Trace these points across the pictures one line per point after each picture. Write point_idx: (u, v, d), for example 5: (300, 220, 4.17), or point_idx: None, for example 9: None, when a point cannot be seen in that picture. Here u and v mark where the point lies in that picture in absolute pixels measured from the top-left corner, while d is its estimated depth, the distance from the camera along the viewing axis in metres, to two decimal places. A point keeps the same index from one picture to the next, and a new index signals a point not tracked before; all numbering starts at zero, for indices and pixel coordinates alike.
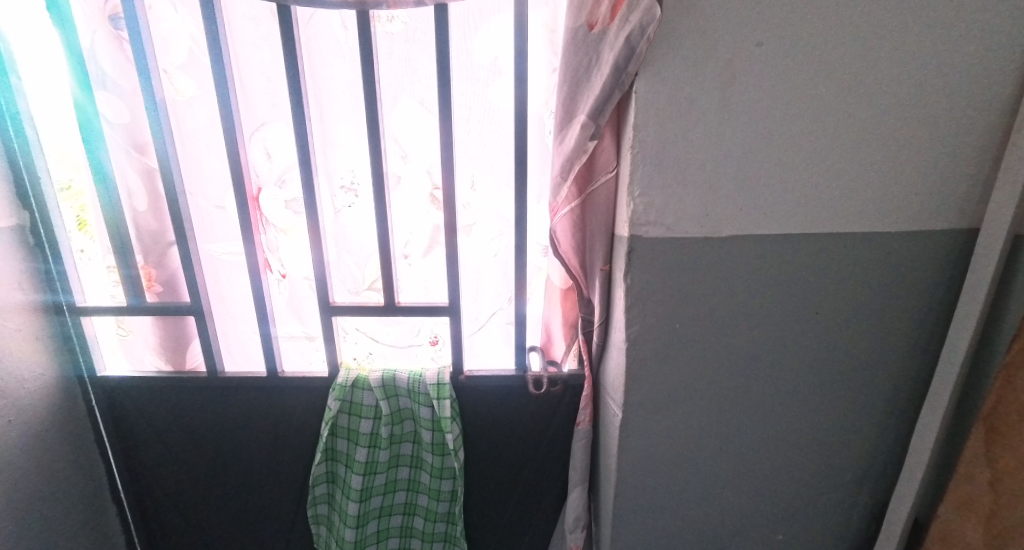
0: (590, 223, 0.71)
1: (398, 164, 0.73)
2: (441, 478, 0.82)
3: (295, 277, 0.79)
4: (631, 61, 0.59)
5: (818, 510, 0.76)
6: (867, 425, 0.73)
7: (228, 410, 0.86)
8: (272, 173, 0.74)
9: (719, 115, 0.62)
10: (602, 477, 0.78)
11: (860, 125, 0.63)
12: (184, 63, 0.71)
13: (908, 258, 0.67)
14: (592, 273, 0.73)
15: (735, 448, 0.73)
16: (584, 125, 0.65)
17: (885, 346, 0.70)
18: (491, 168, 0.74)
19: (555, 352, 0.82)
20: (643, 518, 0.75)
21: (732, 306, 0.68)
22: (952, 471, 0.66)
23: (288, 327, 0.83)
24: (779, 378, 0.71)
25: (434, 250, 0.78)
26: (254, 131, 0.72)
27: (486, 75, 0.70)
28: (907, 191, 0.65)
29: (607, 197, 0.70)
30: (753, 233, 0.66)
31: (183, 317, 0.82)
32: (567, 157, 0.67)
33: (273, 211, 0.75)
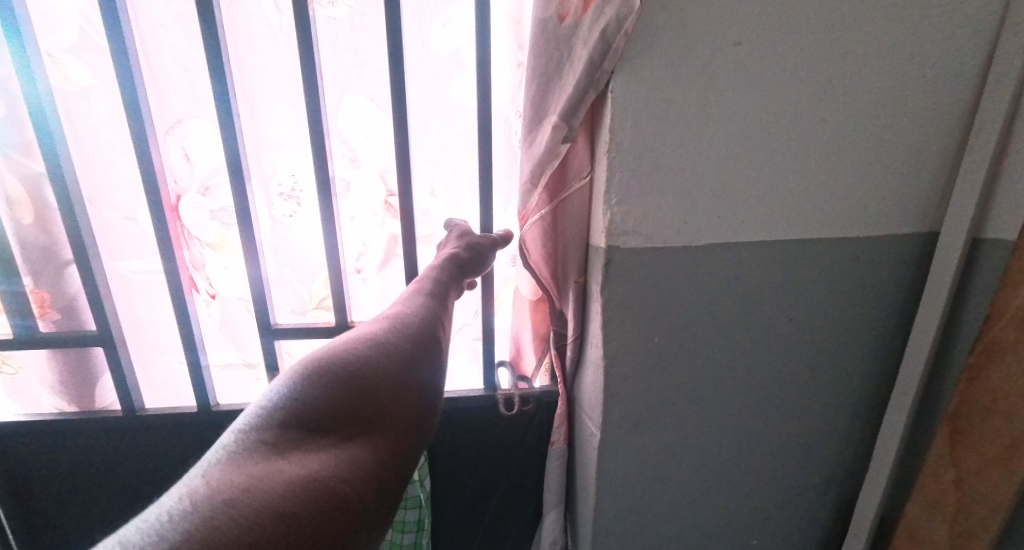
0: (562, 232, 0.67)
1: (347, 168, 0.64)
2: (407, 509, 0.73)
3: (228, 297, 0.69)
4: (607, 57, 0.54)
5: (790, 512, 0.76)
6: (835, 427, 0.73)
7: (153, 450, 0.74)
8: (193, 178, 0.63)
9: (699, 117, 0.58)
10: (577, 497, 0.75)
11: (831, 130, 0.62)
12: (74, 45, 0.58)
13: (874, 262, 0.68)
14: (567, 285, 0.68)
15: (711, 458, 0.72)
16: (555, 126, 0.59)
17: (852, 350, 0.71)
18: (452, 172, 0.67)
19: (525, 366, 0.76)
20: (622, 536, 0.72)
21: (709, 316, 0.66)
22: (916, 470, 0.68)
23: (222, 354, 0.74)
24: (753, 387, 0.70)
25: (391, 263, 0.70)
26: (169, 129, 0.61)
27: (445, 68, 0.62)
28: (875, 195, 0.65)
29: (581, 204, 0.65)
30: (730, 240, 0.64)
31: (90, 349, 0.70)
32: (538, 161, 0.61)
33: (198, 223, 0.65)
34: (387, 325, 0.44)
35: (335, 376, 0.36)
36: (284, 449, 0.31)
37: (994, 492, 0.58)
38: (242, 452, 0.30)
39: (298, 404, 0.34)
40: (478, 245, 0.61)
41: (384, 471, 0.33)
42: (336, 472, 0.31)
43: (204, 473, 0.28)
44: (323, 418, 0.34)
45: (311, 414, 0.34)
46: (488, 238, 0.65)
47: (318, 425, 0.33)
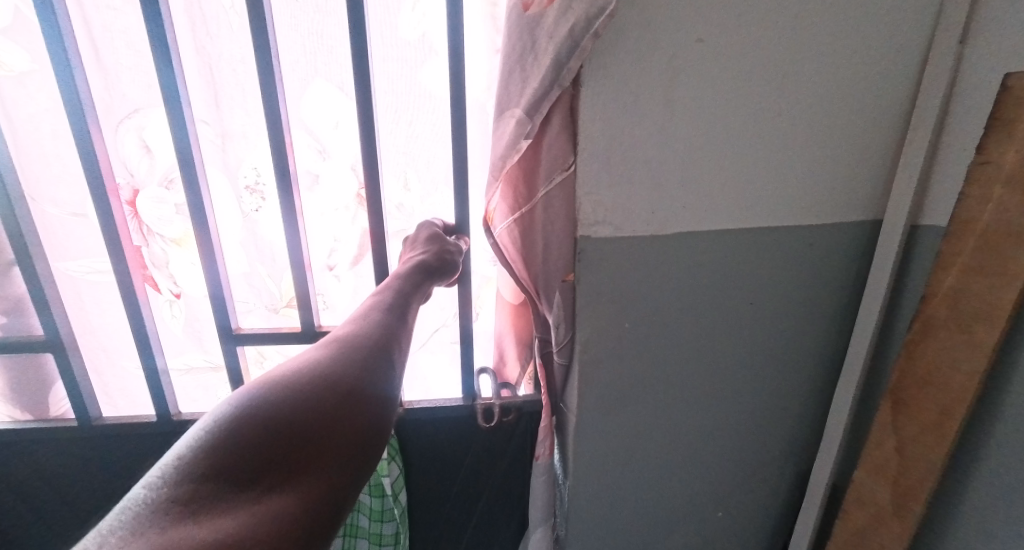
0: (535, 226, 0.66)
1: (316, 161, 0.63)
2: (383, 521, 0.74)
3: (192, 295, 0.67)
4: (574, 54, 0.54)
5: (751, 486, 0.81)
6: (791, 403, 0.78)
7: (113, 459, 0.71)
8: (153, 171, 0.60)
9: (665, 109, 0.60)
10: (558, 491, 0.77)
11: (786, 125, 0.65)
12: (6, 26, 0.53)
13: (826, 248, 0.72)
14: (548, 281, 0.67)
15: (681, 437, 0.76)
16: (518, 122, 0.59)
17: (806, 331, 0.75)
18: (424, 165, 0.66)
19: (509, 374, 0.77)
20: (598, 511, 0.76)
21: (677, 302, 0.69)
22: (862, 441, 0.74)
23: (185, 356, 0.72)
24: (718, 368, 0.74)
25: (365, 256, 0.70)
26: (122, 118, 0.58)
27: (416, 54, 0.61)
28: (826, 185, 0.69)
29: (564, 199, 0.63)
30: (694, 230, 0.67)
31: (40, 355, 0.66)
32: (500, 155, 0.60)
33: (158, 217, 0.62)
34: (333, 354, 0.43)
35: (268, 420, 0.34)
36: (202, 502, 0.29)
37: (930, 456, 0.64)
38: (151, 506, 0.28)
39: (262, 403, 0.35)
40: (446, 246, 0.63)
41: (313, 522, 0.31)
42: (259, 528, 0.28)
43: (109, 531, 0.26)
44: (249, 467, 0.32)
45: (241, 461, 0.32)
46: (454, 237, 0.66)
47: (243, 473, 0.31)
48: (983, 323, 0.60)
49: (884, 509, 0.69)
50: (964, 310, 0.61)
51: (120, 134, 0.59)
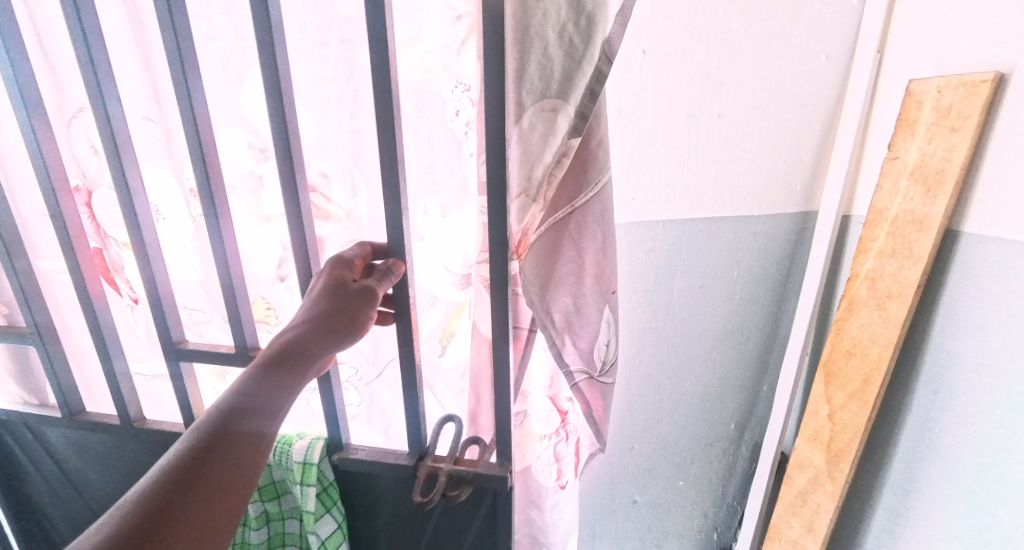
0: (563, 247, 0.66)
1: (256, 162, 0.73)
2: None
3: (143, 303, 0.80)
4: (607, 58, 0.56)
5: (712, 442, 0.93)
6: (741, 372, 0.89)
7: (136, 446, 0.85)
8: (100, 172, 0.71)
9: (610, 119, 0.74)
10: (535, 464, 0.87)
11: (723, 128, 0.74)
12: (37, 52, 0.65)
13: (767, 237, 0.80)
14: (597, 294, 0.69)
15: (640, 394, 0.89)
16: (562, 118, 0.57)
17: (752, 309, 0.85)
18: (368, 170, 0.75)
19: (482, 418, 0.84)
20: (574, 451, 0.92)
21: (630, 280, 0.82)
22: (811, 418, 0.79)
23: (151, 365, 0.86)
24: (673, 339, 0.86)
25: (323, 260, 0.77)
26: (71, 123, 0.69)
27: (360, 38, 0.67)
28: (764, 180, 0.77)
29: (597, 210, 0.65)
30: (645, 220, 0.79)
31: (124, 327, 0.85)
32: (535, 164, 0.59)
33: (106, 217, 0.73)
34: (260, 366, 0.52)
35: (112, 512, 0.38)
36: None
37: (854, 422, 0.71)
38: None
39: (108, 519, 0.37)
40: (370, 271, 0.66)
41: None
42: None
43: None
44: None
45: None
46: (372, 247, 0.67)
47: None
48: (894, 300, 0.66)
49: (819, 468, 0.77)
50: (880, 290, 0.68)
51: (72, 132, 0.70)
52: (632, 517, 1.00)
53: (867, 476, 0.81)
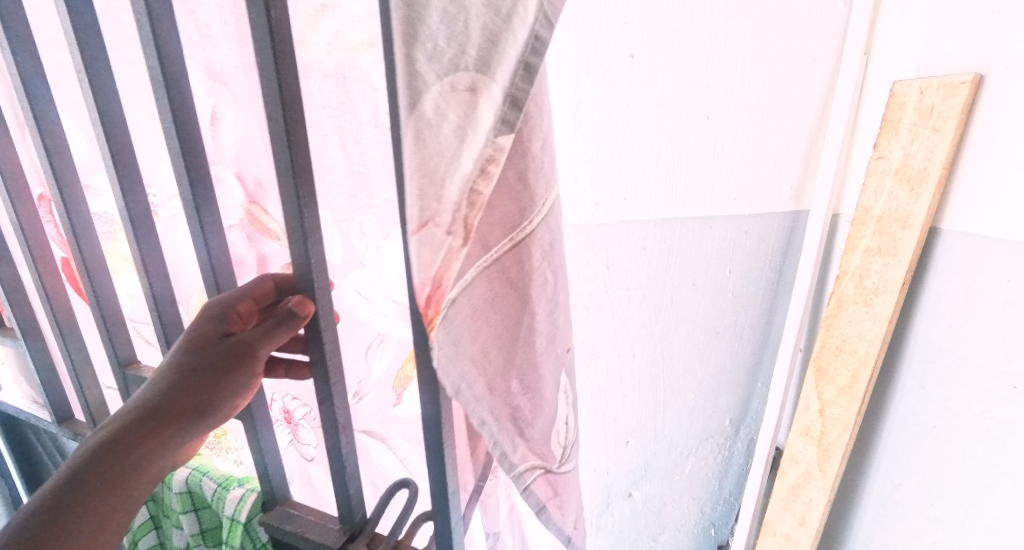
0: (506, 305, 0.44)
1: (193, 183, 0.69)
2: None
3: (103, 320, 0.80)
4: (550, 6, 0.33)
5: (706, 437, 0.96)
6: (733, 367, 0.91)
7: None
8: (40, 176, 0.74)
9: (602, 117, 0.74)
10: None
11: (712, 127, 0.74)
12: None
13: (758, 236, 0.81)
14: (552, 365, 0.49)
15: (632, 392, 0.90)
16: (473, 108, 0.35)
17: (745, 307, 0.86)
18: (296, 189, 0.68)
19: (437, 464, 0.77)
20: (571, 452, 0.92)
21: (621, 279, 0.82)
22: (803, 416, 0.79)
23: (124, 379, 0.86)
24: (665, 336, 0.86)
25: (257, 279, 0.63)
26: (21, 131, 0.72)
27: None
28: (755, 178, 0.77)
29: (545, 256, 0.44)
30: (636, 217, 0.78)
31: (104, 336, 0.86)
32: (443, 170, 0.37)
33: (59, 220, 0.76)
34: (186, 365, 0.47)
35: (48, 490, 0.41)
36: None
37: (845, 416, 0.73)
38: None
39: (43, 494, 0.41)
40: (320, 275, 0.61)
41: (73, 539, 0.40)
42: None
43: None
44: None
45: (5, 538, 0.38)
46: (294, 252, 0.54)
47: None
48: (880, 297, 0.68)
49: (810, 462, 0.79)
50: (867, 287, 0.70)
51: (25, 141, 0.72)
52: (625, 511, 1.00)
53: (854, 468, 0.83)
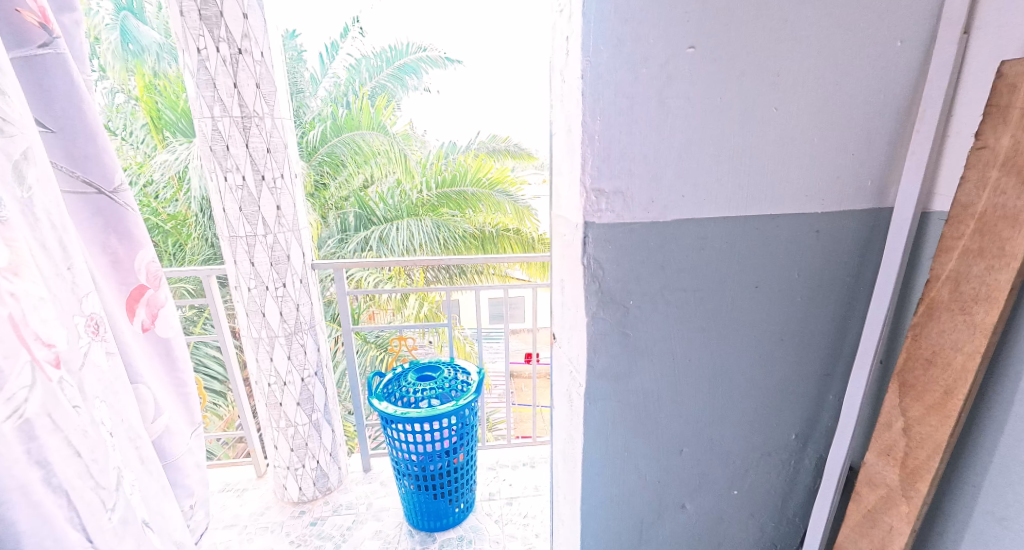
0: None
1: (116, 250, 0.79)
2: None
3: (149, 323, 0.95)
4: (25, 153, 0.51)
5: (769, 451, 0.90)
6: (803, 377, 0.85)
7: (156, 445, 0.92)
8: None
9: (658, 109, 0.67)
10: (580, 468, 0.85)
11: (783, 120, 0.69)
12: None
13: (833, 236, 0.76)
14: None
15: (688, 404, 0.84)
16: None
17: (816, 312, 0.81)
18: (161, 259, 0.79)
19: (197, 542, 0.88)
20: (617, 469, 0.86)
21: (676, 284, 0.76)
22: (885, 434, 0.72)
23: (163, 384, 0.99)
24: (725, 344, 0.81)
25: (160, 318, 0.77)
26: None
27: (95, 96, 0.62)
28: (830, 174, 0.72)
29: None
30: (695, 216, 0.72)
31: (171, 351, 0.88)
32: None
33: None
34: None
35: None
36: None
37: (935, 437, 0.66)
38: None
39: None
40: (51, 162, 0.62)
41: None
42: None
43: None
44: None
45: None
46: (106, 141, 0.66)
47: None
48: (980, 305, 0.60)
49: (892, 487, 0.72)
50: (964, 293, 0.62)
51: None
52: (677, 527, 0.93)
53: (946, 498, 0.74)
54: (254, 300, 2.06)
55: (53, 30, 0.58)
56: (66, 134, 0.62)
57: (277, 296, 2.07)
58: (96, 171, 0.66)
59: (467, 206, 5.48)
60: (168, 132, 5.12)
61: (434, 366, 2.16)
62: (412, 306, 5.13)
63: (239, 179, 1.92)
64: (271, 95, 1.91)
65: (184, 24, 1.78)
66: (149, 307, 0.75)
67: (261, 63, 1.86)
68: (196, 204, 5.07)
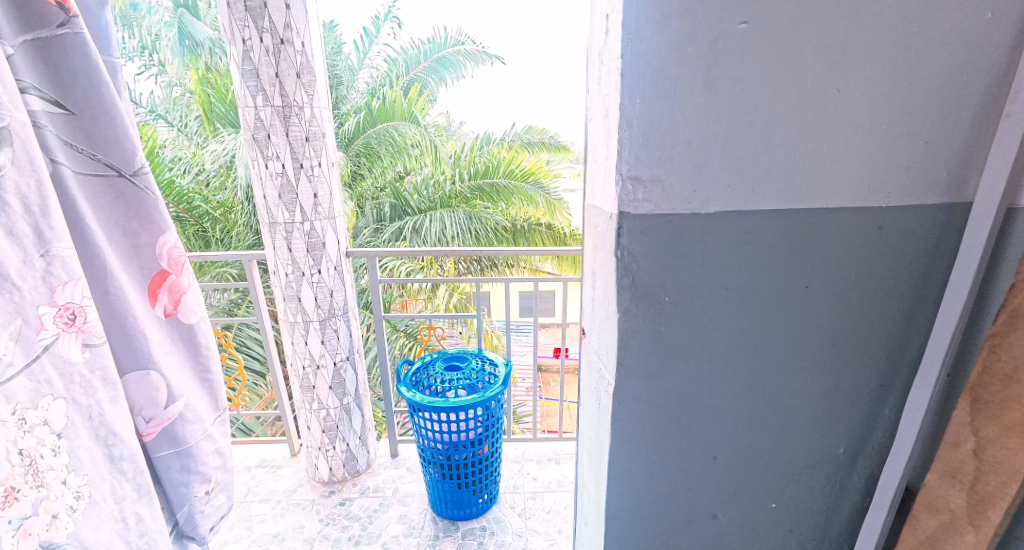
0: None
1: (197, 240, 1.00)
2: None
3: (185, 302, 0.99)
4: (136, 177, 0.82)
5: (813, 464, 0.83)
6: (855, 388, 0.78)
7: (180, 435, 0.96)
8: None
9: (704, 91, 0.61)
10: (606, 471, 0.82)
11: (845, 104, 0.63)
12: None
13: (898, 233, 0.69)
14: None
15: (724, 410, 0.79)
16: None
17: (873, 317, 0.73)
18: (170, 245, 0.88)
19: (196, 527, 1.00)
20: (645, 474, 0.81)
21: (717, 281, 0.70)
22: (949, 455, 0.65)
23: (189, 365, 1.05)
24: (768, 348, 0.75)
25: (182, 304, 0.92)
26: None
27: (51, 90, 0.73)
28: (898, 165, 0.65)
29: None
30: (741, 209, 0.66)
31: (192, 331, 0.95)
32: None
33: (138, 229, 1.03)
34: None
35: None
36: None
37: (1011, 461, 0.59)
38: None
39: None
40: (71, 143, 0.76)
41: None
42: None
43: None
44: None
45: None
46: (124, 122, 0.80)
47: None
48: None
49: (957, 515, 0.65)
50: None
51: None
52: (707, 538, 0.88)
53: None
54: (291, 285, 2.10)
55: (68, 10, 0.71)
56: (82, 115, 0.76)
57: (312, 282, 2.10)
58: (118, 155, 0.80)
59: (500, 198, 5.47)
60: (218, 123, 5.32)
61: (461, 356, 2.16)
62: (443, 295, 5.17)
63: (278, 167, 1.95)
64: (311, 84, 1.92)
65: (230, 16, 1.82)
66: (171, 293, 0.90)
67: (302, 53, 1.87)
68: (241, 191, 5.25)
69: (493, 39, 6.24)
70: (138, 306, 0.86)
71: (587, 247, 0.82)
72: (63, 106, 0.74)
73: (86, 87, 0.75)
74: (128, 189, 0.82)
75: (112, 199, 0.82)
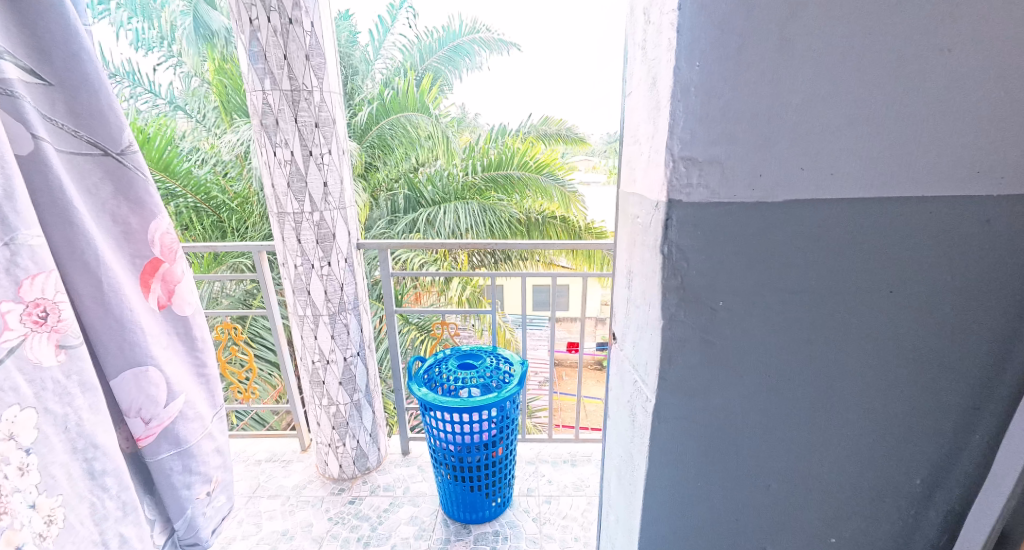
0: None
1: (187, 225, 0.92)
2: None
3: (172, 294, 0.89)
4: (125, 155, 0.74)
5: (884, 495, 0.72)
6: (939, 409, 0.67)
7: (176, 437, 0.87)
8: None
9: (777, 53, 0.51)
10: (642, 495, 0.72)
11: (947, 70, 0.52)
12: None
13: (1005, 228, 0.57)
14: None
15: (782, 432, 0.68)
16: None
17: (967, 327, 0.62)
18: (163, 229, 0.80)
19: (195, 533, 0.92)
20: (686, 499, 0.72)
21: (782, 282, 0.60)
22: None
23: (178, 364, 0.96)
24: (839, 361, 0.64)
25: (176, 294, 0.84)
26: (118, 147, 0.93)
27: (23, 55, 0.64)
28: (1010, 145, 0.54)
29: None
30: (815, 197, 0.56)
31: (187, 324, 0.86)
32: None
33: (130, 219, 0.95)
34: None
35: None
36: None
37: None
38: None
39: None
40: (51, 118, 0.67)
41: None
42: None
43: None
44: None
45: None
46: (109, 95, 0.72)
47: None
48: None
49: None
50: None
51: None
52: None
53: None
54: (300, 278, 2.03)
55: None
56: (62, 86, 0.67)
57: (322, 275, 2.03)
58: (103, 133, 0.72)
59: (515, 190, 5.37)
60: (234, 113, 5.31)
61: (476, 353, 2.07)
62: (456, 289, 5.10)
63: (288, 154, 1.87)
64: (321, 67, 1.83)
65: None
66: (165, 283, 0.82)
67: (311, 34, 1.78)
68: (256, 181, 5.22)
69: (510, 26, 6.08)
70: (135, 297, 0.77)
71: (624, 241, 0.72)
72: (41, 76, 0.66)
73: (67, 55, 0.66)
74: (116, 169, 0.74)
75: (98, 179, 0.73)
